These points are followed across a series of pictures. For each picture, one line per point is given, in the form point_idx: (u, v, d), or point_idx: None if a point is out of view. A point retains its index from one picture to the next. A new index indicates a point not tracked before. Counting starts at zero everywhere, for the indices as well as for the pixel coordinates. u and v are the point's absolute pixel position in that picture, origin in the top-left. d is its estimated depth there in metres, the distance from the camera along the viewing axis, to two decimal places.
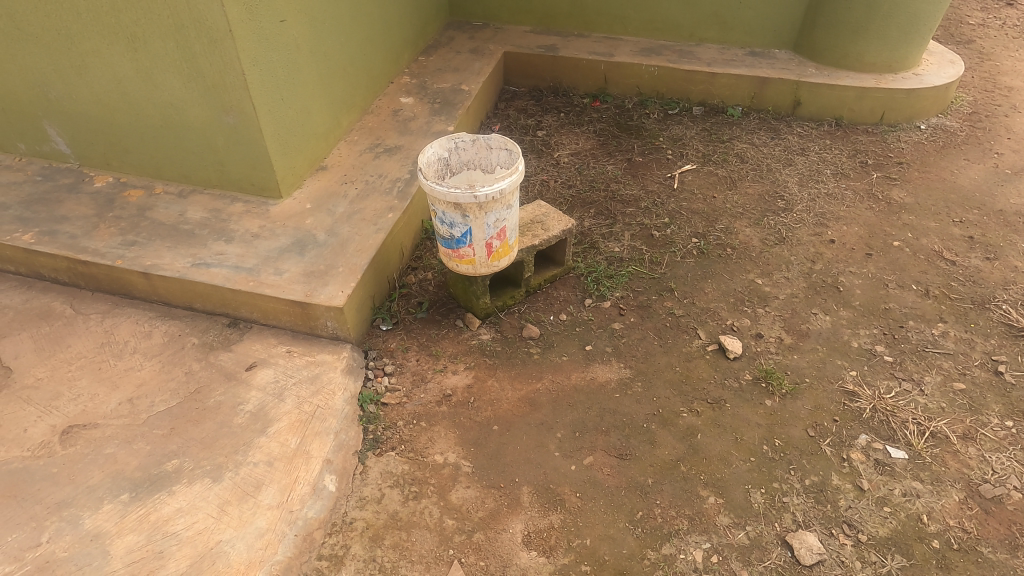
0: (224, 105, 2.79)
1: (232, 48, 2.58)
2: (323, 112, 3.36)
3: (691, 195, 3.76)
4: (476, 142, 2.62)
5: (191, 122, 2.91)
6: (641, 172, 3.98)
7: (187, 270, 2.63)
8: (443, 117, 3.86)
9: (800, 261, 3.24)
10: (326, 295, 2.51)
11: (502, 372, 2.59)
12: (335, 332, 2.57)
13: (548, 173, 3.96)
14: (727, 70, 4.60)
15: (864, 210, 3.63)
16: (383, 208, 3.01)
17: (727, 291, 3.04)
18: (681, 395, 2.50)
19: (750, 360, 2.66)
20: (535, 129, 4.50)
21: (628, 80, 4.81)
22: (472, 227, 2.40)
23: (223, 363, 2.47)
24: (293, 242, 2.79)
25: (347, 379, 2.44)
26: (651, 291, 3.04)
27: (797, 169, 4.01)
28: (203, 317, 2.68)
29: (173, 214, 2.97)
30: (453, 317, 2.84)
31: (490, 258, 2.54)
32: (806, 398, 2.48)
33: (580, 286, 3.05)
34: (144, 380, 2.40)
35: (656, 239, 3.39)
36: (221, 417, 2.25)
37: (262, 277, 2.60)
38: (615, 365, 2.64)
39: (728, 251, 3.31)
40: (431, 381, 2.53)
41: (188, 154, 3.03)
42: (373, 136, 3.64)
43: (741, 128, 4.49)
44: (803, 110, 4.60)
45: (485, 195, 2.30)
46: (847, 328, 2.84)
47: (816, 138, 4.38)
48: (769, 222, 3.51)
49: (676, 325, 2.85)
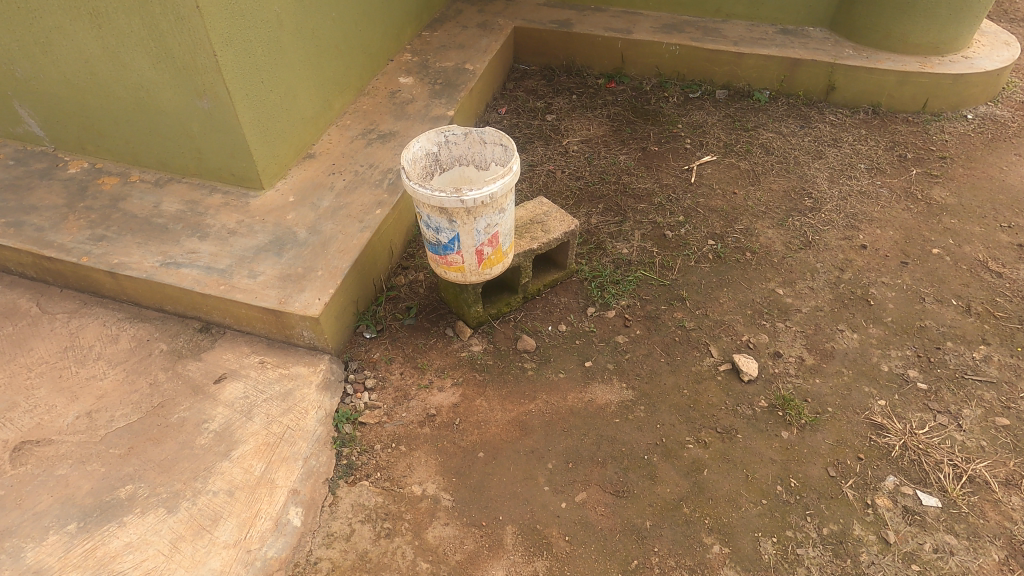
0: (197, 89, 2.55)
1: (200, 27, 2.31)
2: (311, 95, 3.11)
3: (709, 190, 3.46)
4: (468, 136, 2.35)
5: (165, 107, 2.68)
6: (656, 163, 3.68)
7: (156, 271, 2.44)
8: (443, 100, 3.59)
9: (827, 269, 2.95)
10: (302, 303, 2.30)
11: (492, 390, 2.38)
12: (312, 342, 2.37)
13: (555, 162, 3.67)
14: (755, 50, 4.23)
15: (902, 211, 3.30)
16: (371, 203, 2.78)
17: (744, 303, 2.79)
18: (688, 422, 2.28)
19: (766, 384, 2.42)
20: (544, 112, 4.19)
21: (647, 60, 4.46)
22: (460, 233, 2.15)
23: (191, 374, 2.29)
24: (271, 240, 2.58)
25: (322, 396, 2.25)
26: (660, 299, 2.79)
27: (827, 162, 3.68)
28: (174, 319, 2.50)
29: (147, 205, 2.77)
30: (443, 325, 2.64)
31: (480, 265, 2.30)
32: (828, 431, 2.24)
33: (582, 293, 2.81)
34: (105, 391, 2.22)
35: (669, 239, 3.12)
36: (183, 436, 2.08)
37: (234, 280, 2.39)
38: (616, 385, 2.42)
39: (747, 255, 3.03)
40: (414, 398, 2.34)
41: (164, 140, 2.81)
42: (367, 121, 3.39)
43: (768, 115, 4.14)
44: (837, 96, 4.23)
45: (474, 199, 2.04)
46: (876, 349, 2.58)
47: (850, 127, 4.02)
48: (794, 223, 3.21)
49: (686, 340, 2.61)
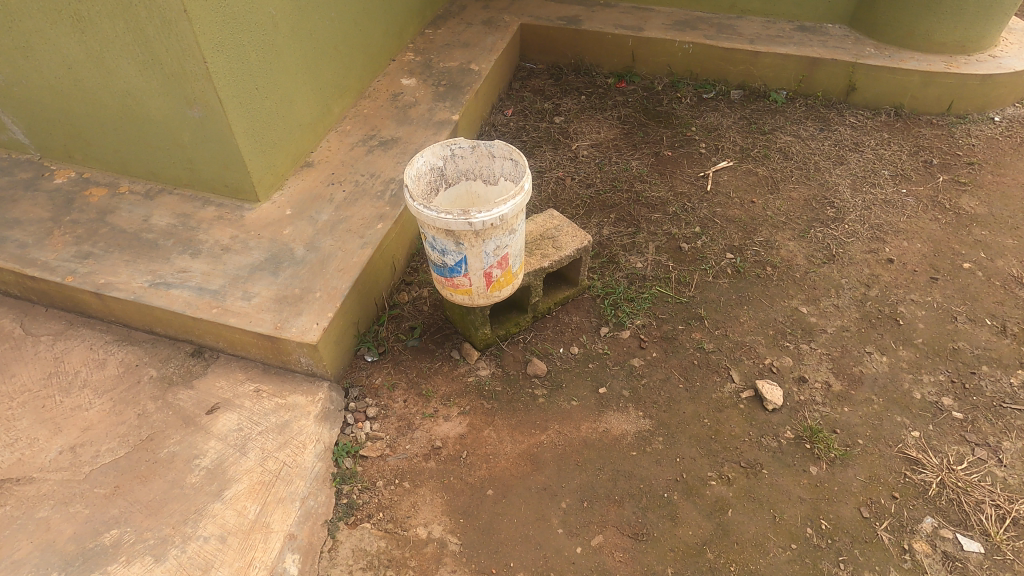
0: (187, 98, 2.39)
1: (189, 32, 2.16)
2: (308, 100, 2.95)
3: (726, 199, 3.30)
4: (476, 150, 2.20)
5: (154, 116, 2.53)
6: (670, 169, 3.52)
7: (144, 292, 2.30)
8: (447, 103, 3.43)
9: (852, 286, 2.80)
10: (299, 328, 2.17)
11: (501, 420, 2.25)
12: (310, 369, 2.24)
13: (565, 169, 3.52)
14: (772, 49, 4.05)
15: (929, 222, 3.14)
16: (373, 217, 2.64)
17: (765, 322, 2.64)
18: (710, 456, 2.15)
19: (791, 413, 2.29)
20: (551, 114, 4.02)
21: (658, 59, 4.29)
22: (467, 256, 2.01)
23: (182, 404, 2.16)
24: (266, 258, 2.44)
25: (321, 427, 2.12)
26: (677, 318, 2.65)
27: (849, 168, 3.51)
28: (165, 342, 2.37)
29: (136, 219, 2.62)
30: (449, 347, 2.50)
31: (489, 288, 2.16)
32: (859, 466, 2.11)
33: (595, 311, 2.67)
34: (91, 423, 2.09)
35: (685, 253, 2.97)
36: (172, 474, 1.95)
37: (227, 302, 2.25)
38: (633, 414, 2.29)
39: (767, 270, 2.88)
40: (419, 429, 2.21)
41: (154, 149, 2.67)
42: (368, 126, 3.23)
43: (785, 117, 3.97)
44: (857, 97, 4.05)
45: (483, 221, 1.89)
46: (907, 374, 2.44)
47: (871, 130, 3.85)
48: (817, 235, 3.06)
49: (705, 364, 2.47)
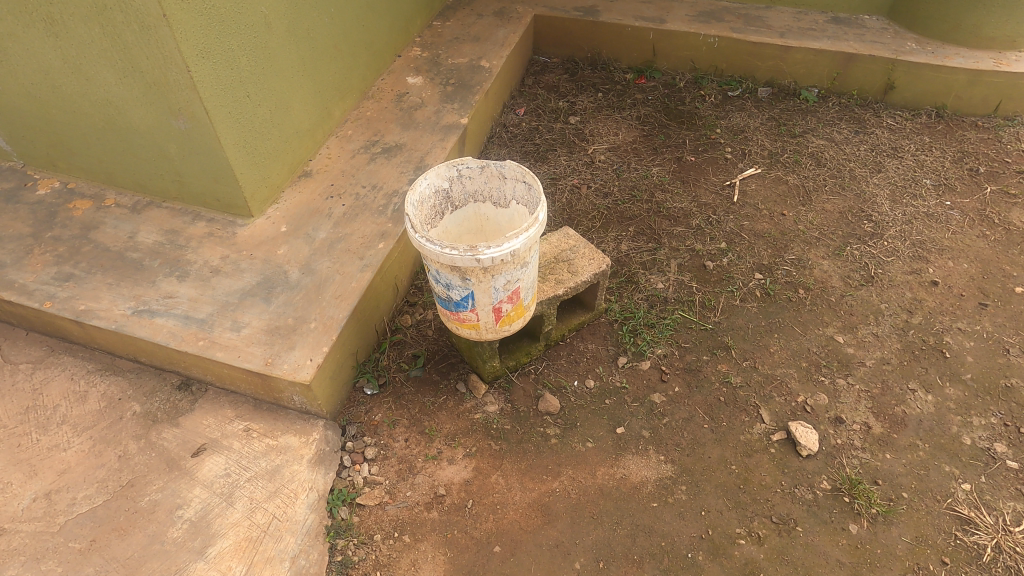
0: (171, 108, 2.20)
1: (170, 38, 1.96)
2: (306, 104, 2.75)
3: (754, 210, 3.07)
4: (485, 170, 2.00)
5: (138, 126, 2.34)
6: (693, 176, 3.29)
7: (127, 321, 2.13)
8: (456, 105, 3.20)
9: (893, 312, 2.58)
10: (291, 365, 1.99)
11: (509, 464, 2.07)
12: (303, 407, 2.07)
13: (580, 175, 3.30)
14: (805, 43, 3.77)
15: (976, 239, 2.90)
16: (373, 235, 2.45)
17: (798, 353, 2.43)
18: (739, 509, 1.97)
19: (828, 459, 2.09)
20: (566, 113, 3.78)
21: (681, 53, 4.02)
22: (474, 291, 1.82)
23: (166, 444, 2.00)
24: (259, 282, 2.26)
25: (315, 473, 1.96)
26: (701, 348, 2.45)
27: (887, 177, 3.26)
28: (151, 373, 2.21)
29: (121, 236, 2.46)
30: (454, 378, 2.32)
31: (498, 322, 1.96)
32: (904, 525, 1.92)
33: (612, 338, 2.48)
34: (68, 466, 1.95)
35: (709, 272, 2.76)
36: (153, 526, 1.80)
37: (214, 334, 2.09)
38: (653, 458, 2.10)
39: (800, 293, 2.66)
40: (421, 473, 2.04)
41: (140, 160, 2.48)
42: (370, 130, 3.02)
43: (817, 118, 3.70)
44: (896, 96, 3.77)
45: (492, 257, 1.69)
46: (955, 416, 2.22)
47: (911, 133, 3.57)
48: (853, 253, 2.83)
49: (732, 401, 2.27)
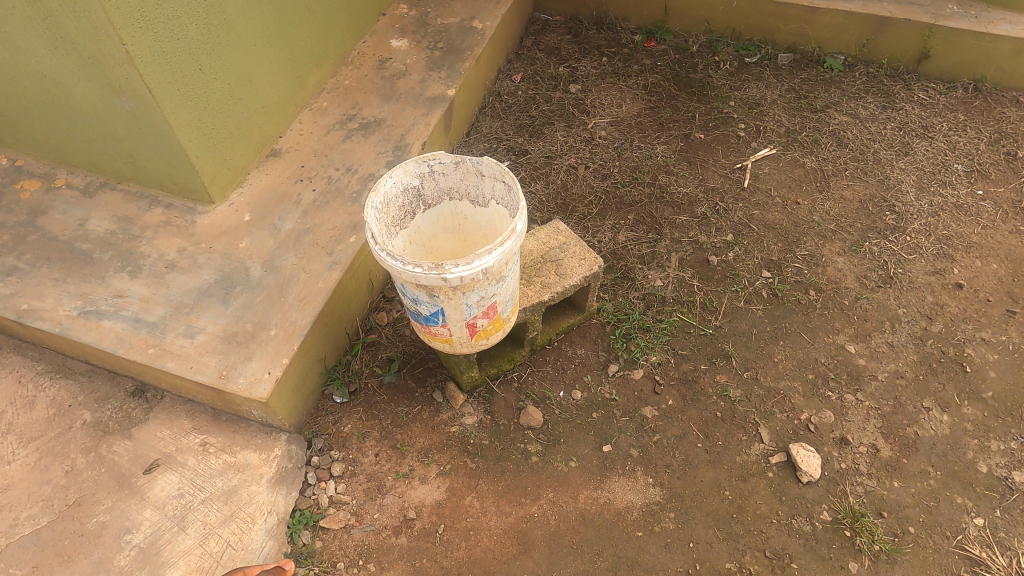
0: (112, 85, 1.96)
1: (98, 7, 1.70)
2: (274, 75, 2.48)
3: (766, 197, 2.82)
4: (461, 166, 1.77)
5: (80, 103, 2.10)
6: (701, 157, 3.01)
7: (73, 323, 1.96)
8: (443, 73, 2.91)
9: (911, 318, 2.36)
10: (247, 379, 1.83)
11: (485, 485, 1.93)
12: (264, 420, 1.92)
13: (578, 154, 3.03)
14: (833, 4, 3.39)
15: (1008, 236, 2.64)
16: (345, 227, 2.23)
17: (805, 363, 2.24)
18: (731, 542, 1.83)
19: (830, 487, 1.93)
20: (567, 81, 3.47)
21: (695, 13, 3.64)
22: (444, 308, 1.62)
23: (116, 459, 1.87)
24: (217, 280, 2.07)
25: (275, 495, 1.83)
26: (699, 356, 2.26)
27: (915, 160, 2.97)
28: (104, 377, 2.06)
29: (70, 223, 2.25)
30: (431, 386, 2.15)
31: (473, 337, 1.77)
32: (908, 565, 1.78)
33: (603, 343, 2.29)
34: (12, 481, 1.82)
35: (713, 268, 2.54)
36: (99, 552, 1.69)
37: (165, 340, 1.92)
38: (641, 481, 1.95)
39: (810, 295, 2.44)
40: (390, 493, 1.91)
41: (89, 139, 2.25)
42: (348, 102, 2.75)
43: (841, 91, 3.37)
44: (930, 66, 3.41)
45: (460, 276, 1.49)
46: (972, 440, 2.05)
47: (944, 110, 3.25)
48: (872, 249, 2.59)
49: (730, 417, 2.10)
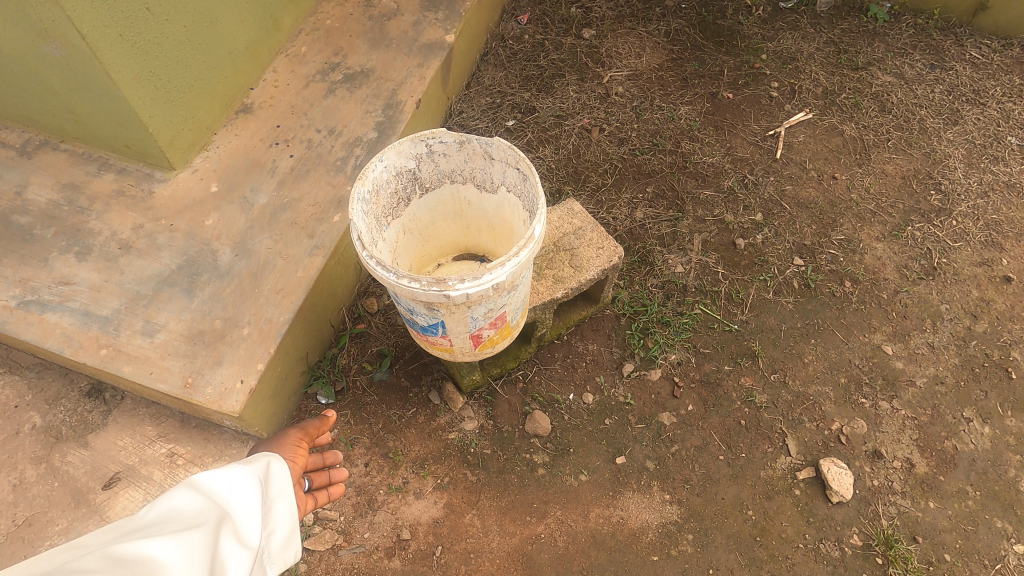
0: (37, 28, 1.60)
1: None
2: (241, 14, 2.10)
3: (800, 171, 2.53)
4: (465, 146, 1.47)
5: (3, 48, 1.74)
6: (729, 120, 2.69)
7: (12, 316, 1.70)
8: (440, 14, 2.50)
9: (954, 316, 2.15)
10: (216, 388, 1.59)
11: (487, 500, 1.76)
12: (237, 429, 1.70)
13: (592, 114, 2.69)
14: None
15: None
16: (328, 203, 1.93)
17: (837, 366, 2.04)
18: (753, 568, 1.69)
19: (861, 508, 1.78)
20: (580, 24, 3.06)
21: None
22: (445, 322, 1.37)
23: (71, 471, 1.65)
24: (179, 266, 1.79)
25: None
26: (723, 355, 2.05)
27: (964, 131, 2.67)
28: (55, 373, 1.81)
29: (6, 190, 1.94)
30: (426, 386, 1.93)
31: (476, 347, 1.54)
32: None
33: (618, 338, 2.07)
34: None
35: (740, 252, 2.29)
36: None
37: (121, 340, 1.66)
38: (657, 498, 1.78)
39: (846, 286, 2.21)
40: (382, 510, 1.73)
41: (22, 91, 1.90)
42: (329, 47, 2.37)
43: (886, 45, 3.01)
44: (987, 20, 3.04)
45: (466, 293, 1.23)
46: (1014, 456, 1.89)
47: (999, 71, 2.91)
48: (914, 234, 2.35)
49: (755, 426, 1.92)
